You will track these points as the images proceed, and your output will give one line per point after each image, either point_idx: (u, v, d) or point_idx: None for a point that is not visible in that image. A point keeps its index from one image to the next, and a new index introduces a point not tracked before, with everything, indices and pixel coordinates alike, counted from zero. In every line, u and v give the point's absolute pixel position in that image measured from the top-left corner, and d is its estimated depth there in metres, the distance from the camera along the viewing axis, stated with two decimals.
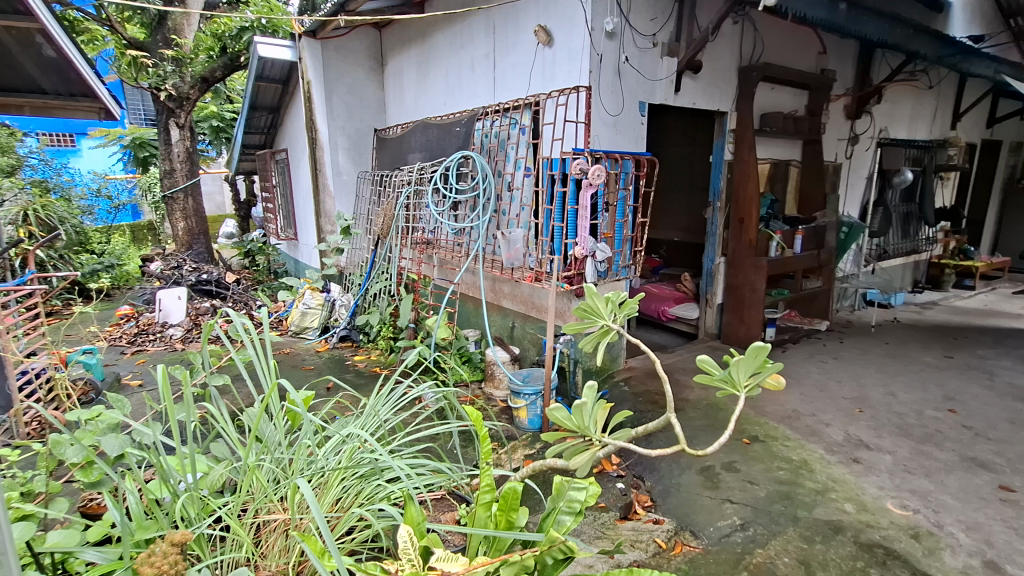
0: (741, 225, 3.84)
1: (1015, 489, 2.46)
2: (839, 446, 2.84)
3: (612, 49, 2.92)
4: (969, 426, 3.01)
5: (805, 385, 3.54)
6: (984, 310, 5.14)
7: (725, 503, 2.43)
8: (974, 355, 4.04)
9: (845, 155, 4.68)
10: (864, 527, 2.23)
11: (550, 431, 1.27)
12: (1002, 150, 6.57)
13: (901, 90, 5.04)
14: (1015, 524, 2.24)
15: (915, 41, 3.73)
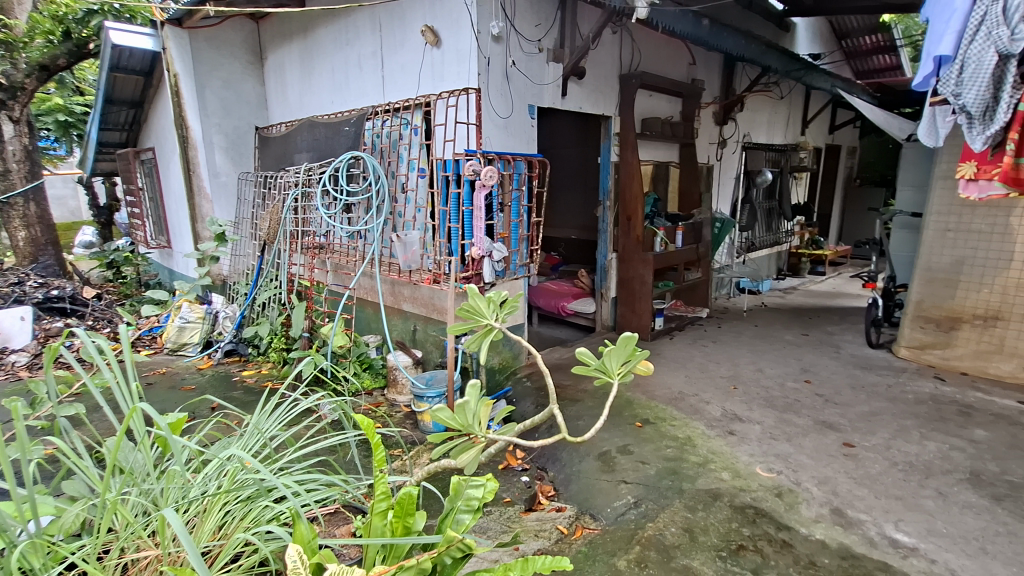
0: (629, 223, 4.12)
1: (855, 444, 2.87)
2: (718, 421, 3.14)
3: (499, 52, 2.98)
4: (820, 394, 3.46)
5: (688, 367, 3.86)
6: (832, 293, 5.93)
7: (621, 483, 2.58)
8: (825, 332, 4.65)
9: (715, 157, 5.17)
10: (737, 492, 2.49)
11: (436, 431, 1.26)
12: (841, 154, 7.61)
13: (759, 99, 5.66)
14: (855, 474, 2.62)
15: (766, 56, 4.19)
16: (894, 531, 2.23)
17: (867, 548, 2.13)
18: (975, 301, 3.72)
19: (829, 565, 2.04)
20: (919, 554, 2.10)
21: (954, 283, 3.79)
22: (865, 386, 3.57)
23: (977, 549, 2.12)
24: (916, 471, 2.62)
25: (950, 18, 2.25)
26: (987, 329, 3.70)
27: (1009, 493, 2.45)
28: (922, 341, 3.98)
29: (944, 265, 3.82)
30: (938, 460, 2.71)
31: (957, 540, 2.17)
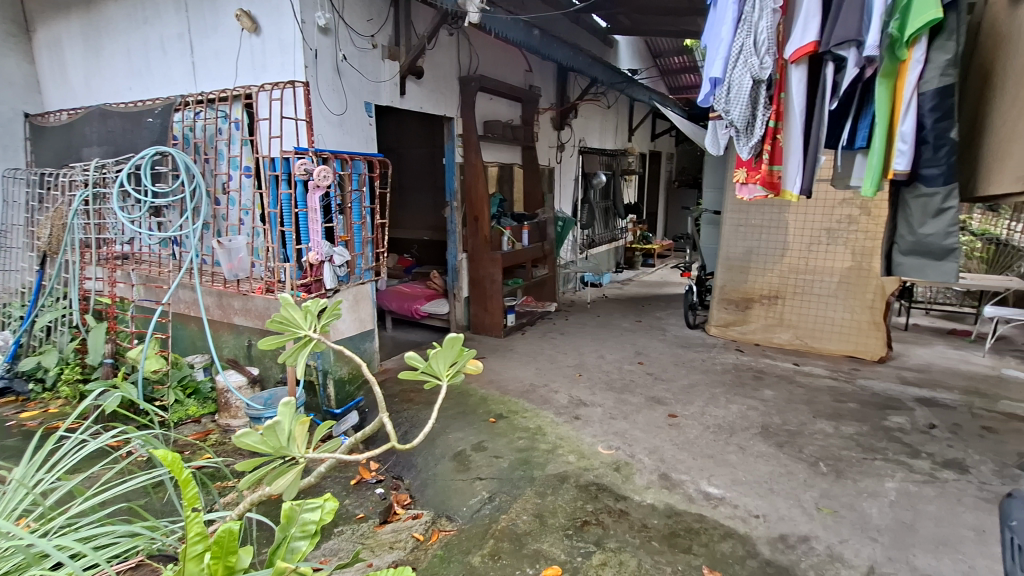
0: (476, 223, 4.21)
1: (678, 415, 3.28)
2: (565, 407, 3.35)
3: (328, 45, 2.84)
4: (650, 372, 3.89)
5: (539, 360, 4.06)
6: (660, 282, 6.71)
7: (475, 481, 2.62)
8: (654, 317, 5.23)
9: (555, 160, 5.51)
10: (582, 472, 2.68)
11: (243, 460, 1.12)
12: (662, 159, 8.63)
13: (590, 108, 6.16)
14: (677, 441, 2.98)
15: (592, 68, 4.57)
16: (708, 486, 2.58)
17: (687, 504, 2.44)
18: (762, 283, 4.48)
19: (658, 526, 2.29)
20: (726, 502, 2.46)
21: (746, 269, 4.53)
22: (684, 361, 4.11)
23: (767, 490, 2.54)
24: (724, 432, 3.07)
25: (720, 29, 1.83)
26: (771, 306, 4.48)
27: (789, 440, 2.99)
28: (726, 319, 4.69)
29: (738, 254, 4.54)
30: (739, 420, 3.20)
31: (753, 485, 2.58)
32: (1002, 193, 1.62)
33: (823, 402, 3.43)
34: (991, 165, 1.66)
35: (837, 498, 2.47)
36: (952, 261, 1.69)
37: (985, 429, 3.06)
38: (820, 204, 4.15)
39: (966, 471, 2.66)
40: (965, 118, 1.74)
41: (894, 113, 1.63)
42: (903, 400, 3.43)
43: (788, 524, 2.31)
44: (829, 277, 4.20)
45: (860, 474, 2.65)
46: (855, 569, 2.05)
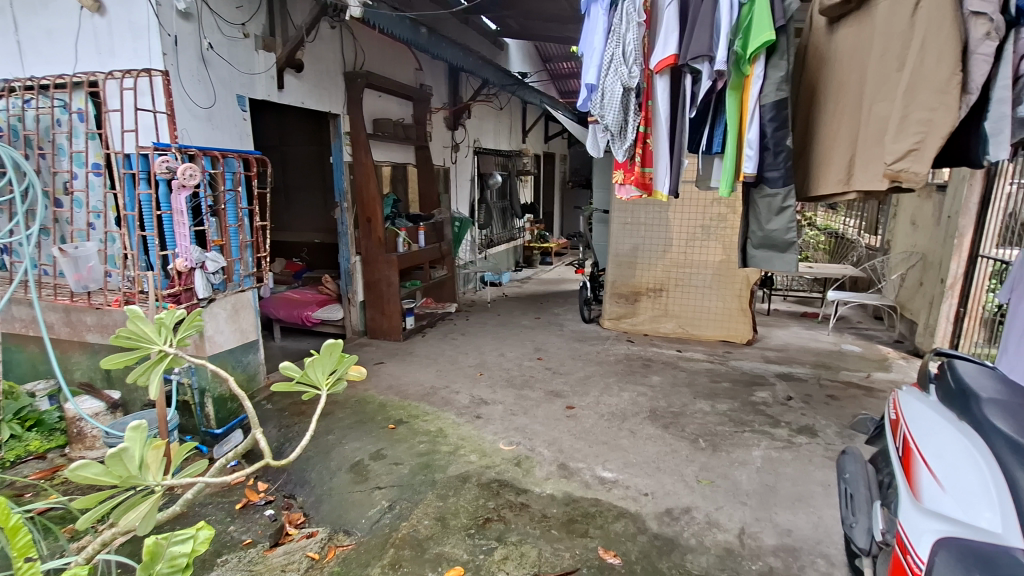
0: (369, 224, 4.09)
1: (575, 406, 3.42)
2: (466, 408, 3.35)
3: (190, 31, 2.61)
4: (549, 367, 4.02)
5: (439, 362, 4.03)
6: (557, 279, 6.96)
7: (374, 491, 2.54)
8: (552, 314, 5.41)
9: (450, 160, 5.50)
10: (484, 470, 2.70)
11: (79, 498, 0.97)
12: (556, 160, 8.95)
13: (484, 109, 6.23)
14: (574, 431, 3.11)
15: (483, 70, 4.63)
16: (603, 470, 2.72)
17: (584, 490, 2.56)
18: (648, 277, 4.82)
19: (557, 514, 2.37)
20: (619, 484, 2.61)
21: (633, 264, 4.84)
22: (580, 354, 4.30)
23: (655, 469, 2.74)
24: (616, 418, 3.26)
25: (592, 42, 1.96)
26: (656, 298, 4.82)
27: (673, 421, 3.24)
28: (618, 313, 4.97)
29: (626, 250, 4.84)
30: (630, 406, 3.42)
31: (642, 466, 2.76)
32: (828, 193, 1.89)
33: (702, 384, 3.76)
34: (818, 169, 1.93)
35: (714, 470, 2.73)
36: (793, 252, 1.97)
37: (830, 397, 3.54)
38: (693, 203, 4.55)
39: (816, 434, 3.06)
40: (798, 128, 2.00)
41: (742, 121, 1.82)
42: (766, 377, 3.87)
43: (673, 499, 2.50)
44: (705, 270, 4.63)
45: (732, 446, 2.95)
46: (729, 532, 2.27)
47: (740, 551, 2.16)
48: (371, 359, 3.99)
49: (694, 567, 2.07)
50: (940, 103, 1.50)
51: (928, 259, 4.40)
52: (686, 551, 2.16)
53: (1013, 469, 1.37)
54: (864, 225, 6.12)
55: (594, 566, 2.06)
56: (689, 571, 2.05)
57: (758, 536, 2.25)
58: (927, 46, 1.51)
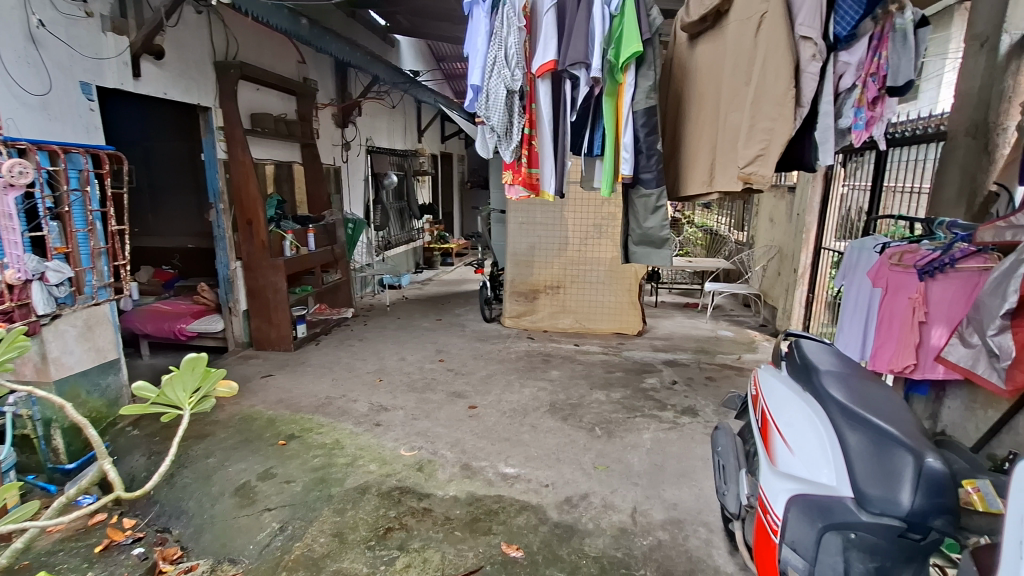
0: (250, 226, 3.81)
1: (477, 405, 3.44)
2: (364, 416, 3.23)
3: (13, 6, 2.27)
4: (450, 368, 4.00)
5: (335, 370, 3.85)
6: (458, 279, 6.95)
7: (263, 513, 2.36)
8: (454, 314, 5.39)
9: (341, 159, 5.29)
10: (384, 479, 2.62)
11: None
12: (453, 160, 8.93)
13: (376, 107, 6.05)
14: (477, 430, 3.12)
15: (373, 66, 4.51)
16: (505, 467, 2.76)
17: (487, 488, 2.58)
18: (544, 274, 4.98)
19: (460, 515, 2.37)
20: (521, 478, 2.67)
21: (530, 263, 4.98)
22: (482, 353, 4.33)
23: (555, 460, 2.83)
24: (518, 414, 3.32)
25: (474, 44, 1.99)
26: (554, 295, 4.99)
27: (571, 412, 3.38)
28: (517, 311, 5.06)
29: (523, 249, 4.96)
30: (531, 401, 3.50)
31: (543, 458, 2.85)
32: (695, 193, 2.07)
33: (598, 375, 3.96)
34: (685, 170, 2.11)
35: (609, 455, 2.88)
36: (667, 247, 2.14)
37: (708, 378, 3.90)
38: (584, 202, 4.78)
39: (697, 414, 3.35)
40: (667, 133, 2.17)
41: (618, 125, 1.95)
42: (654, 365, 4.16)
43: (572, 487, 2.60)
44: (597, 267, 4.88)
45: (625, 432, 3.14)
46: (622, 512, 2.41)
47: (632, 529, 2.30)
48: (258, 372, 3.71)
49: (592, 549, 2.17)
50: (778, 115, 1.72)
51: (784, 252, 4.99)
52: (584, 535, 2.25)
53: (842, 430, 1.59)
54: (732, 222, 6.79)
55: (497, 562, 2.09)
56: (588, 554, 2.14)
57: (648, 513, 2.41)
58: (767, 63, 1.72)
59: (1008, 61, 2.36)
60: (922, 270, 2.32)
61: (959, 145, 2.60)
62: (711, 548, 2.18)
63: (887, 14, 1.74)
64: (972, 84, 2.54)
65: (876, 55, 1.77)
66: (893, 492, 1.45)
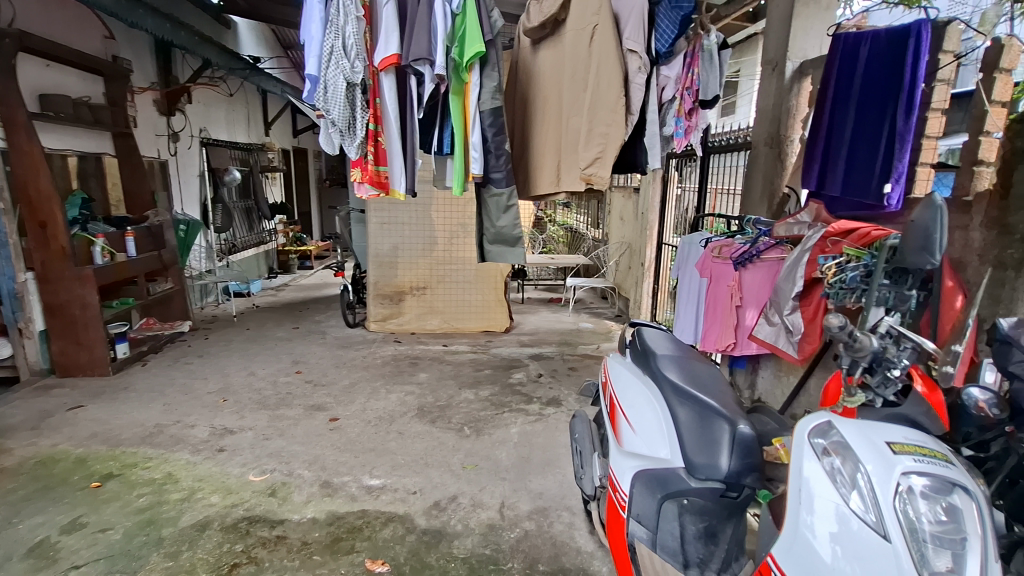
0: (44, 230, 3.19)
1: (339, 417, 3.24)
2: (204, 443, 2.86)
3: None
4: (308, 380, 3.72)
5: (167, 394, 3.36)
6: (319, 284, 6.52)
7: (69, 572, 1.96)
8: (313, 321, 5.03)
9: (168, 152, 4.68)
10: (229, 510, 2.34)
11: None
12: (308, 157, 8.35)
13: (211, 95, 5.42)
14: (338, 444, 2.94)
15: (202, 48, 4.05)
16: (369, 479, 2.63)
17: (349, 504, 2.43)
18: (409, 275, 4.86)
19: (319, 538, 2.20)
20: (387, 489, 2.56)
21: (394, 263, 4.82)
22: (345, 362, 4.09)
23: (422, 465, 2.76)
24: (384, 422, 3.20)
25: (307, 33, 1.84)
26: (420, 296, 4.90)
27: (440, 414, 3.33)
28: (383, 314, 4.88)
29: (386, 250, 4.79)
30: (398, 407, 3.39)
31: (410, 465, 2.76)
32: (544, 193, 2.14)
33: (466, 374, 3.97)
34: (533, 171, 2.17)
35: (478, 453, 2.89)
36: (520, 246, 2.20)
37: (571, 369, 4.11)
38: (447, 201, 4.76)
39: (560, 404, 3.51)
40: (516, 134, 2.22)
41: (466, 123, 1.95)
42: (521, 360, 4.28)
43: (440, 490, 2.57)
44: (463, 266, 4.89)
45: (493, 428, 3.18)
46: (490, 509, 2.43)
47: (501, 524, 2.34)
48: (64, 405, 3.11)
49: (460, 551, 2.16)
50: (613, 121, 1.86)
51: (633, 248, 5.45)
52: (453, 538, 2.23)
53: (673, 406, 1.75)
54: (588, 220, 7.27)
55: None
56: (456, 556, 2.12)
57: (515, 505, 2.46)
58: (601, 72, 1.86)
59: (792, 84, 2.81)
60: (736, 261, 2.65)
61: (761, 154, 3.03)
62: (573, 530, 2.30)
63: (697, 35, 1.97)
64: (768, 102, 2.98)
65: (689, 72, 2.00)
66: (714, 458, 1.63)
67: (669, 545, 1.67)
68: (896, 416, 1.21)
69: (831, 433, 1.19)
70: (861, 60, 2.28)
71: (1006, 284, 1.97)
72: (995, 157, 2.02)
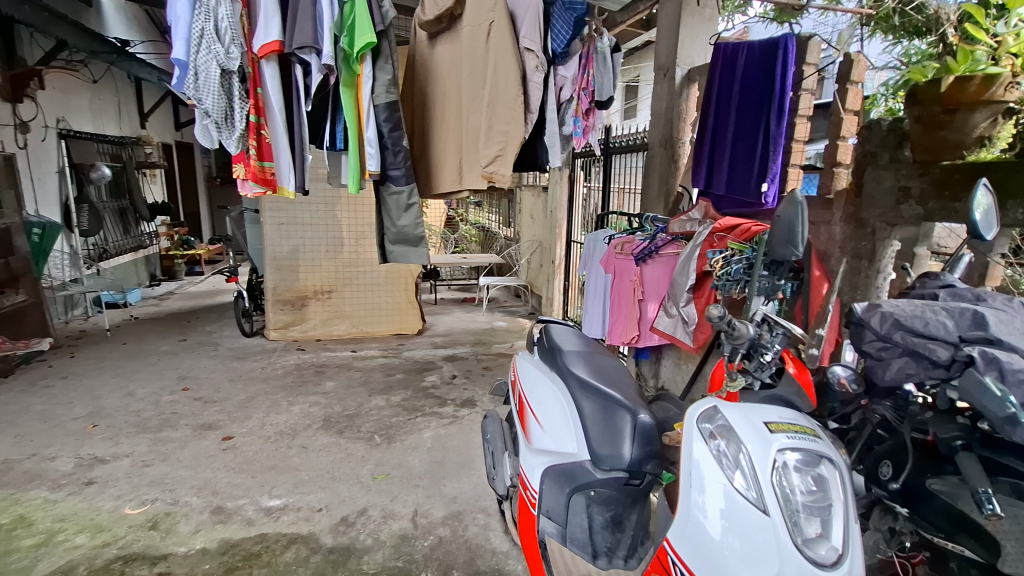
0: None
1: (234, 435, 2.98)
2: (68, 476, 2.51)
3: None
4: (198, 396, 3.39)
5: (20, 424, 2.91)
6: (210, 291, 5.99)
7: None
8: (203, 332, 4.61)
9: (15, 144, 4.07)
10: (99, 551, 2.06)
11: None
12: (194, 152, 7.66)
13: (69, 81, 4.78)
14: (233, 464, 2.70)
15: (53, 26, 3.56)
16: (268, 499, 2.44)
17: (245, 530, 2.23)
18: (312, 279, 4.60)
19: (210, 570, 2.00)
20: (289, 509, 2.39)
21: (295, 267, 4.54)
22: (242, 375, 3.77)
23: (329, 480, 2.61)
24: (285, 437, 2.99)
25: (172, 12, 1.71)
26: (325, 300, 4.65)
27: (348, 424, 3.17)
28: (284, 321, 4.57)
29: (285, 253, 4.49)
30: (301, 419, 3.19)
31: (314, 481, 2.60)
32: (446, 191, 2.09)
33: (376, 379, 3.81)
34: (435, 169, 2.12)
35: (389, 462, 2.79)
36: (423, 246, 2.14)
37: (485, 369, 4.10)
38: (351, 200, 4.56)
39: (474, 404, 3.48)
40: (414, 129, 2.15)
41: (360, 116, 1.92)
42: (434, 362, 4.20)
43: (348, 505, 2.43)
44: (370, 268, 4.71)
45: (405, 434, 3.08)
46: (403, 519, 2.35)
47: (413, 533, 2.26)
48: None
49: (370, 567, 2.06)
50: (512, 119, 1.86)
51: (543, 246, 5.54)
52: (362, 553, 2.12)
53: (579, 400, 1.79)
54: (499, 219, 7.32)
55: None
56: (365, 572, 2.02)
57: (429, 512, 2.39)
58: (498, 70, 1.85)
59: (682, 89, 2.99)
60: (638, 257, 2.76)
61: (657, 155, 3.19)
62: (488, 532, 2.28)
63: (591, 37, 2.02)
64: (660, 105, 3.13)
65: (585, 73, 2.04)
66: (617, 448, 1.68)
67: (579, 538, 1.69)
68: (773, 397, 1.30)
69: (716, 418, 1.25)
70: (739, 68, 2.46)
71: (862, 272, 2.23)
72: (850, 160, 2.27)
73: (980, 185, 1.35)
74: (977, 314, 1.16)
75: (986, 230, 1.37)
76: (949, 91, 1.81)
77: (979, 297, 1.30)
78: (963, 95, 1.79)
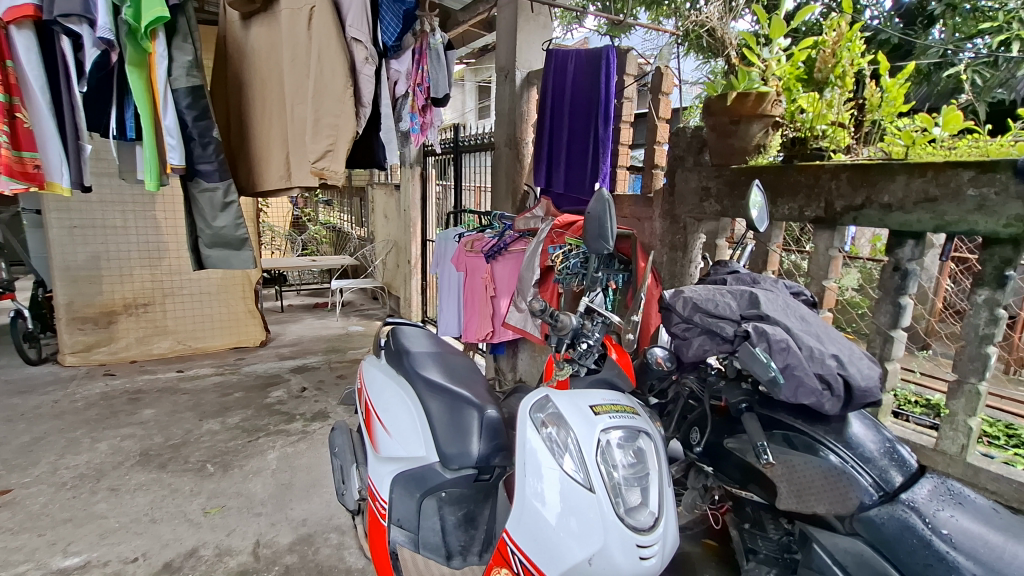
0: None
1: (14, 487, 2.42)
2: None
3: None
4: None
5: None
6: None
7: None
8: None
9: None
10: None
11: None
12: None
13: None
14: (10, 524, 2.19)
15: None
16: (63, 560, 2.02)
17: None
18: (122, 291, 3.93)
19: None
20: (91, 566, 2.00)
21: (96, 278, 3.84)
22: (25, 413, 3.08)
23: (147, 523, 2.25)
24: (88, 480, 2.51)
25: None
26: (140, 315, 4.02)
27: (172, 455, 2.77)
28: (85, 343, 3.85)
29: (81, 262, 3.77)
30: (111, 457, 2.70)
31: (127, 527, 2.21)
32: (273, 188, 1.92)
33: (209, 402, 3.38)
34: (259, 165, 1.93)
35: (224, 492, 2.48)
36: (246, 249, 2.03)
37: (339, 377, 3.86)
38: (170, 200, 3.99)
39: (327, 417, 3.26)
40: (233, 121, 1.95)
41: (156, 101, 1.74)
42: (281, 375, 3.85)
43: (172, 548, 2.12)
44: (199, 275, 4.16)
45: (245, 458, 2.77)
46: (242, 553, 2.10)
47: (255, 567, 2.04)
48: None
49: None
50: (341, 111, 1.76)
51: (399, 245, 5.40)
52: None
53: (426, 401, 1.75)
54: (352, 219, 6.98)
55: None
56: None
57: (273, 541, 2.18)
58: (323, 58, 1.73)
59: (522, 91, 3.10)
60: (487, 255, 2.81)
61: (502, 154, 3.27)
62: (342, 551, 2.14)
63: (423, 33, 2.02)
64: (504, 106, 3.21)
65: (419, 68, 2.04)
66: (466, 446, 1.68)
67: (431, 541, 1.63)
68: (599, 381, 1.43)
69: (547, 406, 1.29)
70: (570, 75, 2.63)
71: (678, 262, 2.51)
72: (664, 163, 2.65)
73: (755, 185, 1.55)
74: (753, 295, 1.36)
75: (761, 224, 1.59)
76: (733, 104, 2.12)
77: (756, 281, 1.53)
78: (743, 108, 2.11)
